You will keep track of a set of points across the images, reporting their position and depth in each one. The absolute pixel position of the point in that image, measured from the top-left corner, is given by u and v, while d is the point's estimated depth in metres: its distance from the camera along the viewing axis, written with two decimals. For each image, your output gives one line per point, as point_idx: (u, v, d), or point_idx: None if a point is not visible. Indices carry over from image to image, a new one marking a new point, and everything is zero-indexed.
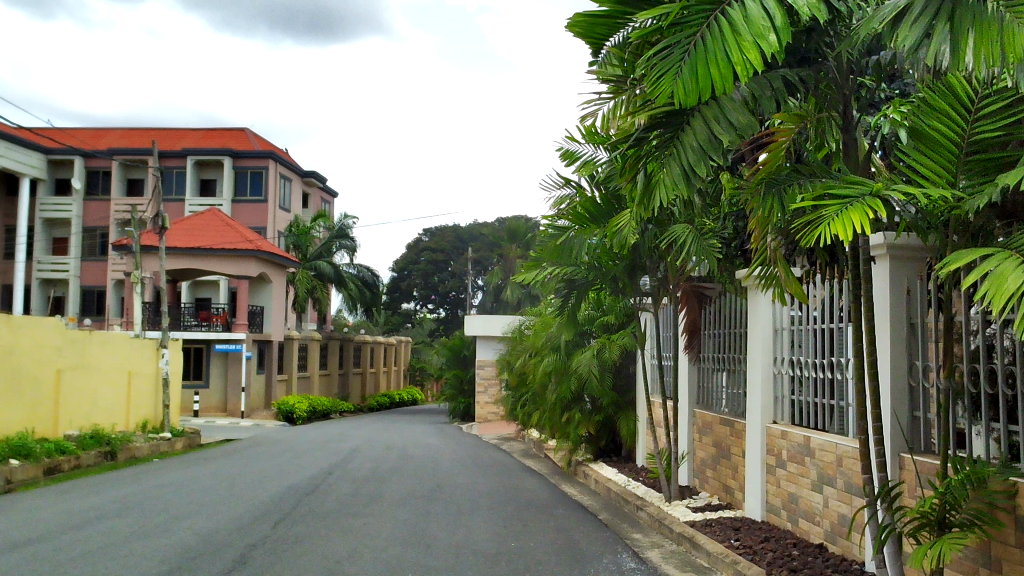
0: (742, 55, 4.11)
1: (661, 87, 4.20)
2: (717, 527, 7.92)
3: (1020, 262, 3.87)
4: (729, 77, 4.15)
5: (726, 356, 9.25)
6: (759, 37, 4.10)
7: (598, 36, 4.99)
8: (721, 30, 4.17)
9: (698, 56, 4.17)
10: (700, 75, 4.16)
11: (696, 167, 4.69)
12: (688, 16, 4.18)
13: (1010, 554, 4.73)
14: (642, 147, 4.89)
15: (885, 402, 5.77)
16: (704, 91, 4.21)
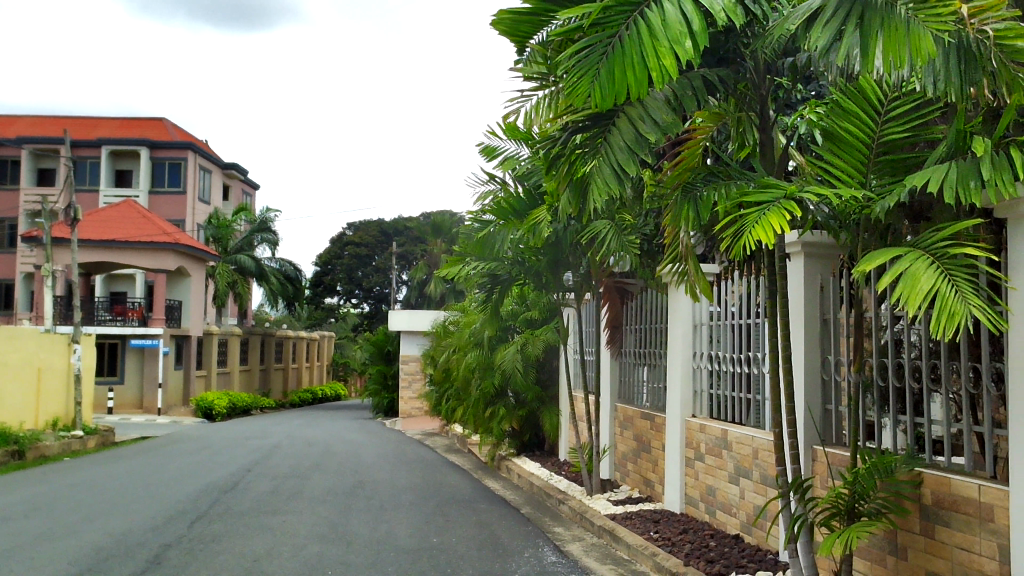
0: (657, 61, 4.16)
1: (578, 89, 4.29)
2: (637, 519, 8.04)
3: (930, 263, 4.00)
4: (644, 81, 4.20)
5: (647, 350, 9.38)
6: (675, 44, 4.15)
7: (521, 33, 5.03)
8: (639, 33, 4.21)
9: (616, 58, 4.23)
10: (616, 78, 4.23)
11: (626, 166, 4.74)
12: (609, 16, 4.22)
13: (914, 542, 4.92)
14: (571, 149, 4.98)
15: (799, 396, 5.93)
16: (620, 95, 4.28)
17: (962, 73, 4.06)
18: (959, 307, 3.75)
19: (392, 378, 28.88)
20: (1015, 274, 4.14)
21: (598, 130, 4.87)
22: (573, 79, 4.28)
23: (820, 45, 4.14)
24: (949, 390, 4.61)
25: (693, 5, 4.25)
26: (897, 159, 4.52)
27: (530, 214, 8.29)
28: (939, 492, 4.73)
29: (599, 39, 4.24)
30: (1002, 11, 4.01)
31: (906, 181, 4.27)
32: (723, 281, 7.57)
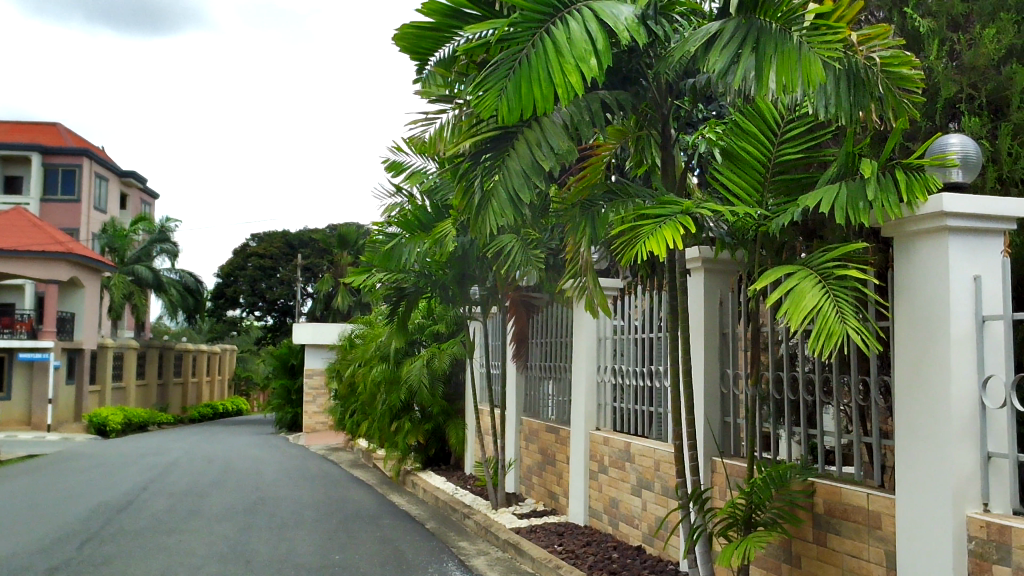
0: (563, 77, 4.19)
1: (485, 102, 4.28)
2: (541, 532, 8.08)
3: (818, 282, 4.16)
4: (550, 97, 4.23)
5: (552, 364, 9.47)
6: (580, 60, 4.19)
7: (422, 52, 5.03)
8: (545, 49, 4.27)
9: (522, 74, 4.26)
10: (523, 93, 4.24)
11: (520, 192, 4.79)
12: (516, 32, 4.29)
13: (807, 550, 5.07)
14: (476, 165, 5.02)
15: (699, 409, 6.06)
16: (526, 111, 4.29)
17: (852, 98, 4.22)
18: (838, 326, 3.91)
19: (296, 392, 28.37)
20: (900, 291, 4.32)
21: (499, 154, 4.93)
22: (480, 91, 4.28)
23: (718, 67, 4.22)
24: (839, 403, 4.78)
25: (597, 23, 4.32)
26: (792, 179, 4.67)
27: (435, 227, 8.27)
28: (830, 501, 4.89)
29: (507, 54, 4.29)
30: (887, 40, 4.29)
31: (798, 201, 4.41)
32: (627, 296, 7.69)
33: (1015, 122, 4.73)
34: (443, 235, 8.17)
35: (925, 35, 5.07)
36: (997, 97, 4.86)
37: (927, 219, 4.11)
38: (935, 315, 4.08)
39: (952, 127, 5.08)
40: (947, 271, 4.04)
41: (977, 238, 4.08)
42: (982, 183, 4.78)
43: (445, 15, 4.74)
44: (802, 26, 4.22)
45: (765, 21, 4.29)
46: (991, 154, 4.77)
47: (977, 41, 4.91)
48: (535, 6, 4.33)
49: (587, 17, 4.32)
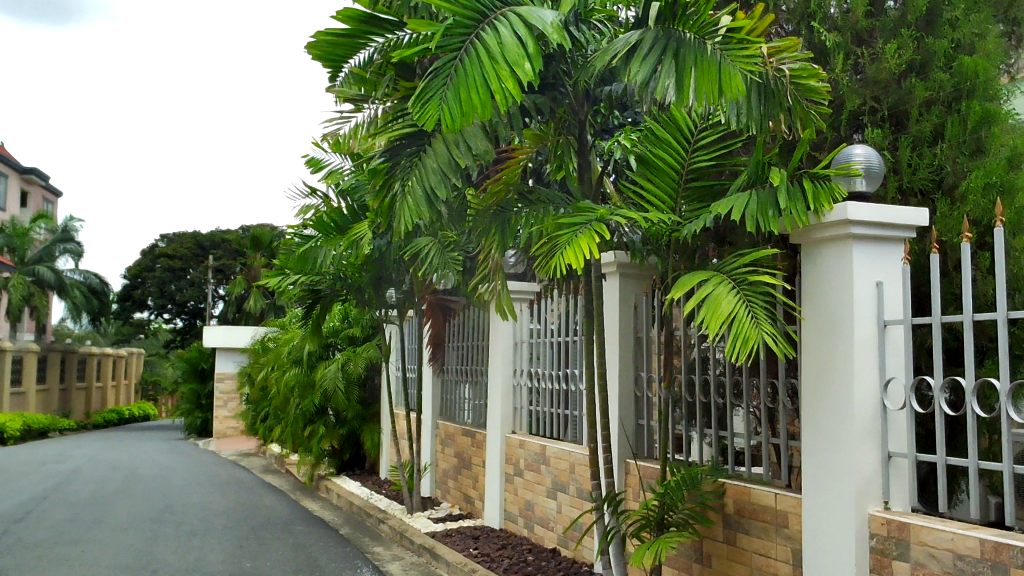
0: (500, 83, 4.21)
1: (425, 113, 4.27)
2: (457, 536, 8.06)
3: (732, 287, 4.25)
4: (487, 103, 4.24)
5: (469, 368, 9.47)
6: (515, 66, 4.22)
7: (335, 61, 4.98)
8: (478, 55, 4.27)
9: (460, 82, 4.25)
10: (463, 101, 4.24)
11: (437, 189, 4.80)
12: (449, 39, 4.27)
13: (717, 549, 5.19)
14: (394, 163, 4.95)
15: (614, 412, 6.14)
16: (466, 118, 4.29)
17: (763, 108, 4.36)
18: (754, 331, 4.00)
19: (206, 397, 27.70)
20: (808, 297, 4.44)
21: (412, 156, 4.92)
22: (419, 102, 4.25)
23: (639, 79, 4.29)
24: (749, 405, 4.90)
25: (526, 28, 4.34)
26: (704, 186, 4.78)
27: (351, 229, 8.20)
28: (739, 501, 5.01)
29: (442, 62, 4.27)
30: (795, 53, 4.40)
31: (711, 207, 4.51)
32: (544, 299, 7.71)
33: (914, 134, 4.94)
34: (360, 237, 8.10)
35: (831, 48, 5.24)
36: (898, 109, 5.05)
37: (832, 227, 4.24)
38: (840, 321, 4.21)
39: (856, 137, 5.26)
40: (851, 277, 4.17)
41: (879, 246, 4.23)
42: (884, 192, 4.97)
43: (361, 20, 4.73)
44: (717, 39, 4.28)
45: (682, 31, 4.36)
46: (891, 164, 4.96)
47: (879, 55, 5.10)
48: (467, 12, 4.31)
49: (515, 22, 4.34)
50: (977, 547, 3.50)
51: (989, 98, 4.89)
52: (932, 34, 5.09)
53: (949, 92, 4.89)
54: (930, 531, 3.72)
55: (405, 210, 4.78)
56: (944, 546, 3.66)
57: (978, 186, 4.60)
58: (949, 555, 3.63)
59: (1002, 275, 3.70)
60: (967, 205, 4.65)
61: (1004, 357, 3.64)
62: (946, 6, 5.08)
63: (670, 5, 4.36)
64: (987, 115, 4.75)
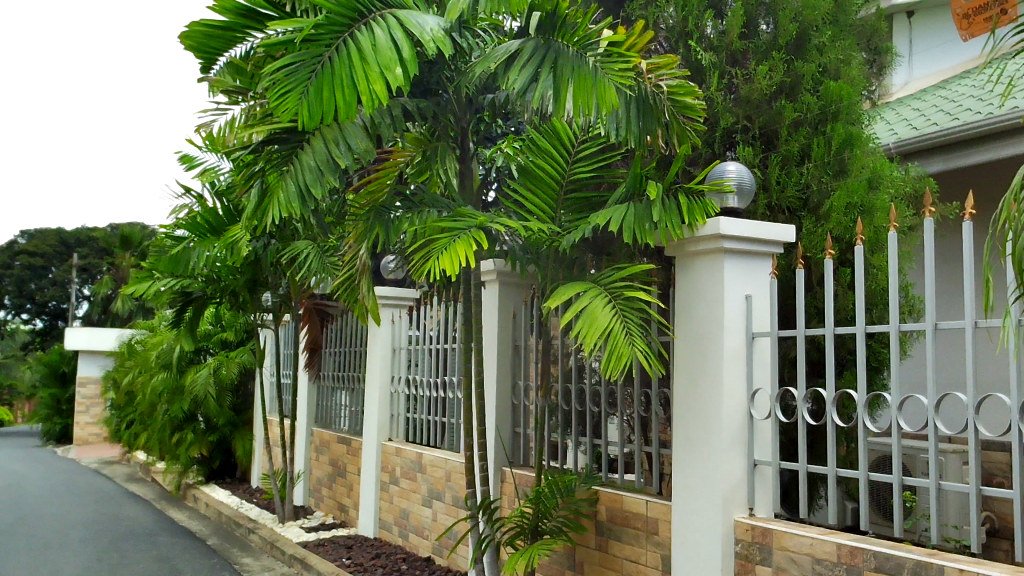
0: (368, 86, 4.13)
1: (283, 104, 4.13)
2: (329, 545, 7.91)
3: (609, 300, 4.32)
4: (352, 103, 4.15)
5: (346, 374, 9.33)
6: (386, 69, 4.15)
7: (210, 52, 4.87)
8: (349, 55, 4.18)
9: (324, 77, 4.16)
10: (324, 96, 4.14)
11: (312, 187, 4.68)
12: (319, 34, 4.18)
13: (590, 556, 5.27)
14: (259, 156, 4.82)
15: (490, 420, 6.15)
16: (325, 115, 4.19)
17: (641, 123, 4.44)
18: (628, 348, 4.06)
19: (67, 402, 26.41)
20: (682, 311, 4.55)
21: (283, 153, 4.76)
22: (278, 93, 4.11)
23: (517, 86, 4.29)
24: (623, 413, 4.98)
25: (403, 33, 4.28)
26: (583, 198, 4.85)
27: (227, 230, 7.96)
28: (612, 508, 5.09)
29: (308, 55, 4.15)
30: (673, 70, 4.49)
31: (589, 218, 4.56)
32: (423, 306, 7.66)
33: (782, 153, 5.12)
34: (236, 240, 7.86)
35: (707, 68, 5.40)
36: (768, 128, 5.24)
37: (705, 241, 4.36)
38: (710, 333, 4.33)
39: (729, 154, 5.43)
40: (722, 290, 4.29)
41: (749, 261, 4.37)
42: (754, 209, 5.14)
43: (238, 13, 4.55)
44: (598, 51, 4.36)
45: (563, 44, 4.39)
46: (761, 182, 5.14)
47: (752, 76, 5.28)
48: (342, 10, 4.23)
49: (393, 25, 4.29)
50: (834, 551, 3.65)
51: (852, 122, 5.13)
52: (801, 58, 5.32)
53: (816, 114, 5.11)
54: (791, 537, 3.86)
55: (277, 206, 4.64)
56: (803, 551, 3.80)
57: (841, 205, 4.82)
58: (808, 560, 3.78)
59: (861, 292, 3.87)
60: (830, 224, 4.86)
61: (861, 369, 3.80)
62: (815, 32, 5.31)
63: (550, 17, 4.41)
64: (850, 138, 4.99)
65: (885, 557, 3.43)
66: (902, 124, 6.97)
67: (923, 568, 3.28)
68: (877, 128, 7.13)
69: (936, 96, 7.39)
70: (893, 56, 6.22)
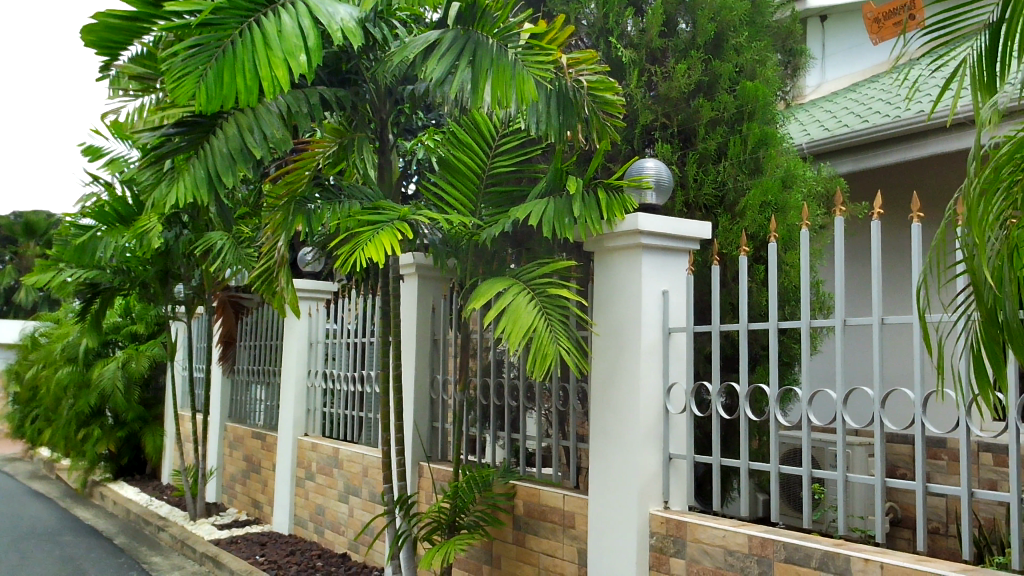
0: (270, 71, 4.03)
1: (180, 87, 3.92)
2: (242, 543, 7.74)
3: (531, 297, 4.32)
4: (254, 90, 4.02)
5: (261, 368, 9.15)
6: (290, 56, 4.07)
7: (110, 46, 4.66)
8: (253, 39, 4.06)
9: (226, 62, 4.00)
10: (225, 80, 3.98)
11: (223, 174, 4.56)
12: (221, 18, 4.02)
13: (507, 550, 5.27)
14: (163, 152, 4.62)
15: (408, 415, 6.10)
16: (225, 101, 4.03)
17: (561, 118, 4.43)
18: (553, 348, 4.08)
19: None
20: (600, 306, 4.57)
21: (190, 134, 4.62)
22: (175, 76, 3.92)
23: (436, 75, 4.23)
24: (541, 408, 4.99)
25: (311, 20, 4.19)
26: (503, 192, 4.83)
27: (137, 220, 7.71)
28: (530, 502, 5.10)
29: (209, 39, 3.98)
30: (593, 66, 4.52)
31: (510, 212, 4.54)
32: (341, 299, 7.56)
33: (700, 151, 5.19)
34: (146, 230, 7.62)
35: (627, 65, 5.43)
36: (686, 126, 5.30)
37: (623, 236, 4.39)
38: (628, 328, 4.36)
39: (648, 151, 5.48)
40: (640, 286, 4.32)
41: (666, 257, 4.41)
42: (671, 206, 5.20)
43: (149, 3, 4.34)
44: (518, 44, 4.34)
45: (482, 35, 4.37)
46: (679, 179, 5.19)
47: (671, 74, 5.33)
48: None
49: (302, 12, 4.18)
50: (746, 543, 3.71)
51: (768, 122, 5.23)
52: (718, 57, 5.40)
53: (732, 113, 5.19)
54: (704, 529, 3.92)
55: (182, 188, 4.51)
56: (716, 543, 3.86)
57: (756, 203, 4.91)
58: (720, 552, 3.84)
59: (774, 289, 3.93)
60: (745, 221, 4.95)
61: (774, 365, 3.87)
62: (732, 32, 5.40)
63: (470, 8, 4.38)
64: (765, 137, 5.08)
65: (795, 548, 3.51)
66: (814, 125, 7.15)
67: (830, 558, 3.36)
68: (791, 129, 7.30)
69: (846, 98, 7.60)
70: (807, 58, 6.36)
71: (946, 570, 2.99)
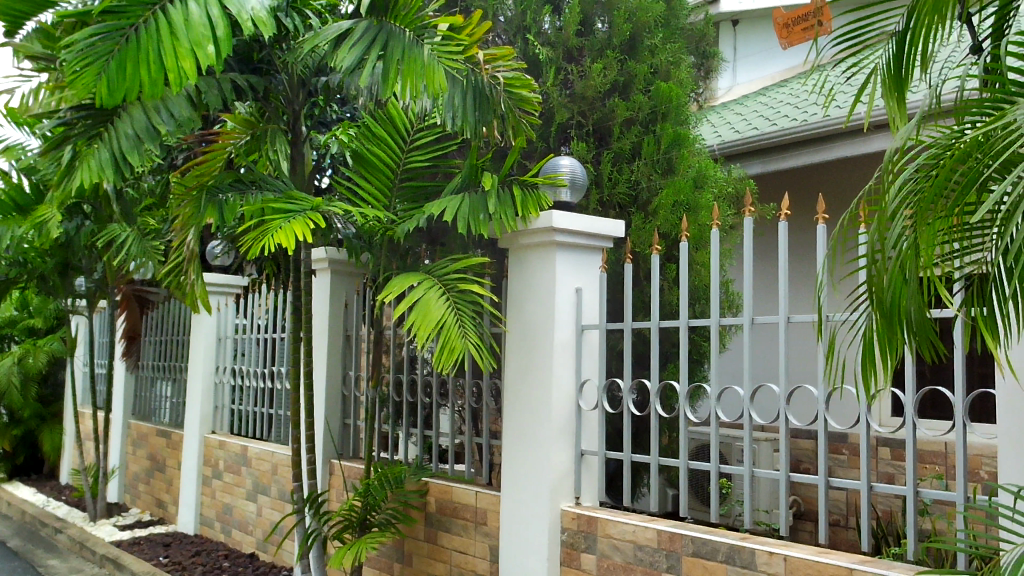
0: (175, 62, 3.86)
1: (78, 79, 3.74)
2: (145, 544, 7.52)
3: (442, 292, 4.29)
4: (159, 81, 3.86)
5: (167, 364, 8.90)
6: (197, 47, 3.91)
7: (15, 15, 4.39)
8: (159, 28, 3.86)
9: (129, 52, 3.81)
10: (127, 71, 3.80)
11: (129, 154, 4.41)
12: (124, 5, 3.80)
13: (419, 548, 5.24)
14: (66, 129, 4.44)
15: (319, 411, 6.01)
16: (127, 93, 3.86)
17: (477, 115, 4.40)
18: (459, 342, 4.05)
19: None
20: (514, 303, 4.57)
21: (93, 115, 4.44)
22: (74, 68, 3.72)
23: (346, 65, 4.13)
24: (454, 405, 4.97)
25: (219, 8, 4.03)
26: (418, 186, 4.79)
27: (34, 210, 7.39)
28: (442, 499, 5.08)
29: (112, 27, 3.76)
30: (509, 62, 4.53)
31: (424, 208, 4.50)
32: (251, 294, 7.40)
33: (615, 150, 5.24)
34: (44, 220, 7.31)
35: (544, 62, 5.44)
36: (601, 125, 5.35)
37: (537, 234, 4.40)
38: (541, 326, 4.37)
39: (563, 150, 5.51)
40: (553, 283, 4.33)
41: (579, 255, 4.44)
42: (586, 204, 5.24)
43: None
44: (433, 37, 4.33)
45: (396, 26, 4.30)
46: (594, 177, 5.24)
47: (587, 73, 5.36)
48: None
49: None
50: (655, 538, 3.76)
51: (681, 123, 5.31)
52: (633, 58, 5.46)
53: (646, 113, 5.25)
54: (614, 525, 3.96)
55: (87, 171, 4.33)
56: (626, 538, 3.90)
57: (668, 203, 4.98)
58: (630, 547, 3.88)
59: (685, 287, 3.98)
60: (657, 220, 5.02)
61: (684, 362, 3.92)
62: (647, 33, 5.47)
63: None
64: (678, 137, 5.15)
65: (702, 543, 3.57)
66: (725, 127, 7.30)
67: (736, 552, 3.43)
68: (703, 130, 7.43)
69: (756, 102, 7.78)
70: (719, 62, 6.48)
71: (845, 562, 3.08)
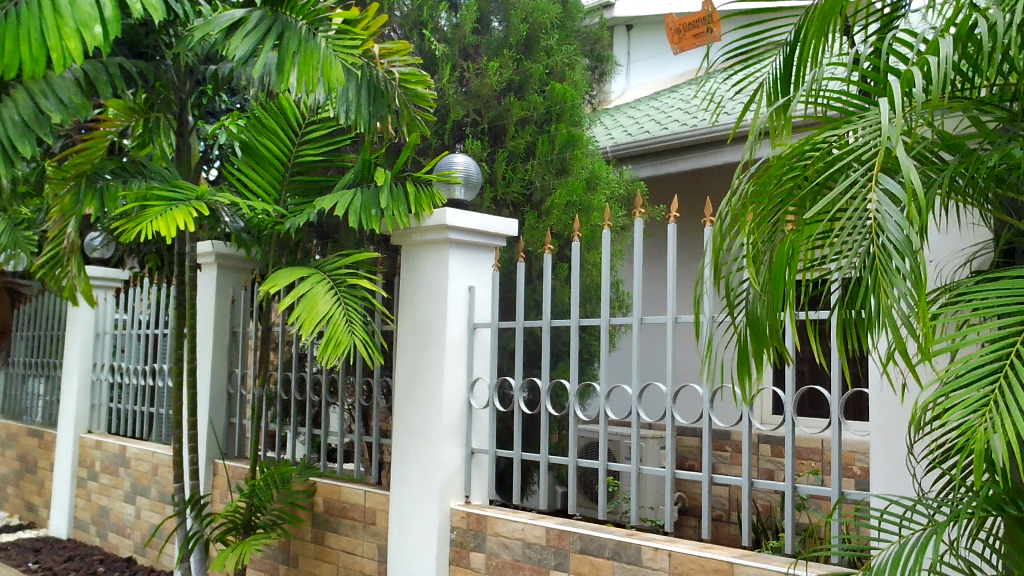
0: (59, 41, 3.64)
1: None
2: (13, 550, 7.16)
3: (331, 288, 4.20)
4: (40, 61, 3.64)
5: (39, 361, 8.49)
6: (82, 27, 3.69)
7: None
8: (41, 5, 3.65)
9: (7, 29, 3.60)
10: (5, 49, 3.59)
11: (17, 144, 4.11)
12: None
13: (305, 549, 5.15)
14: None
15: (202, 410, 5.83)
16: (5, 69, 3.62)
17: (371, 108, 4.36)
18: (346, 337, 3.99)
19: None
20: (405, 300, 4.53)
21: None
22: None
23: (239, 54, 4.01)
24: (344, 403, 4.90)
25: None
26: (309, 181, 4.70)
27: None
28: (330, 500, 5.00)
29: None
30: (405, 58, 4.46)
31: (314, 203, 4.42)
32: (132, 289, 7.13)
33: (509, 148, 5.25)
34: None
35: (439, 58, 5.39)
36: (496, 123, 5.35)
37: (430, 231, 4.37)
38: (432, 324, 4.35)
39: (458, 147, 5.49)
40: (446, 281, 4.31)
41: (472, 252, 4.42)
42: (480, 202, 5.23)
43: None
44: (329, 29, 4.23)
45: (290, 17, 4.21)
46: (488, 176, 5.23)
47: (483, 71, 5.35)
48: None
49: None
50: (543, 535, 3.79)
51: (575, 124, 5.36)
52: (529, 57, 5.48)
53: (541, 113, 5.28)
54: (503, 523, 3.97)
55: None
56: (515, 536, 3.92)
57: (561, 203, 5.03)
58: (519, 544, 3.90)
59: (577, 287, 4.01)
60: (550, 220, 5.06)
61: (575, 362, 3.96)
62: (543, 34, 5.50)
63: None
64: (572, 138, 5.20)
65: (589, 540, 3.61)
66: (618, 130, 7.40)
67: (622, 548, 3.48)
68: (596, 131, 7.52)
69: (648, 106, 7.92)
70: (613, 65, 6.56)
71: (726, 556, 3.17)
